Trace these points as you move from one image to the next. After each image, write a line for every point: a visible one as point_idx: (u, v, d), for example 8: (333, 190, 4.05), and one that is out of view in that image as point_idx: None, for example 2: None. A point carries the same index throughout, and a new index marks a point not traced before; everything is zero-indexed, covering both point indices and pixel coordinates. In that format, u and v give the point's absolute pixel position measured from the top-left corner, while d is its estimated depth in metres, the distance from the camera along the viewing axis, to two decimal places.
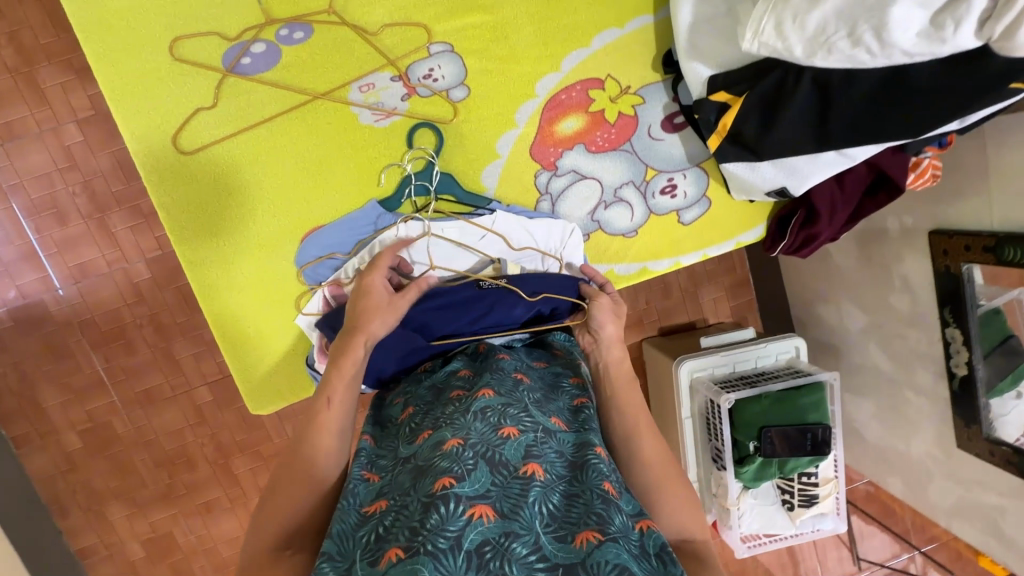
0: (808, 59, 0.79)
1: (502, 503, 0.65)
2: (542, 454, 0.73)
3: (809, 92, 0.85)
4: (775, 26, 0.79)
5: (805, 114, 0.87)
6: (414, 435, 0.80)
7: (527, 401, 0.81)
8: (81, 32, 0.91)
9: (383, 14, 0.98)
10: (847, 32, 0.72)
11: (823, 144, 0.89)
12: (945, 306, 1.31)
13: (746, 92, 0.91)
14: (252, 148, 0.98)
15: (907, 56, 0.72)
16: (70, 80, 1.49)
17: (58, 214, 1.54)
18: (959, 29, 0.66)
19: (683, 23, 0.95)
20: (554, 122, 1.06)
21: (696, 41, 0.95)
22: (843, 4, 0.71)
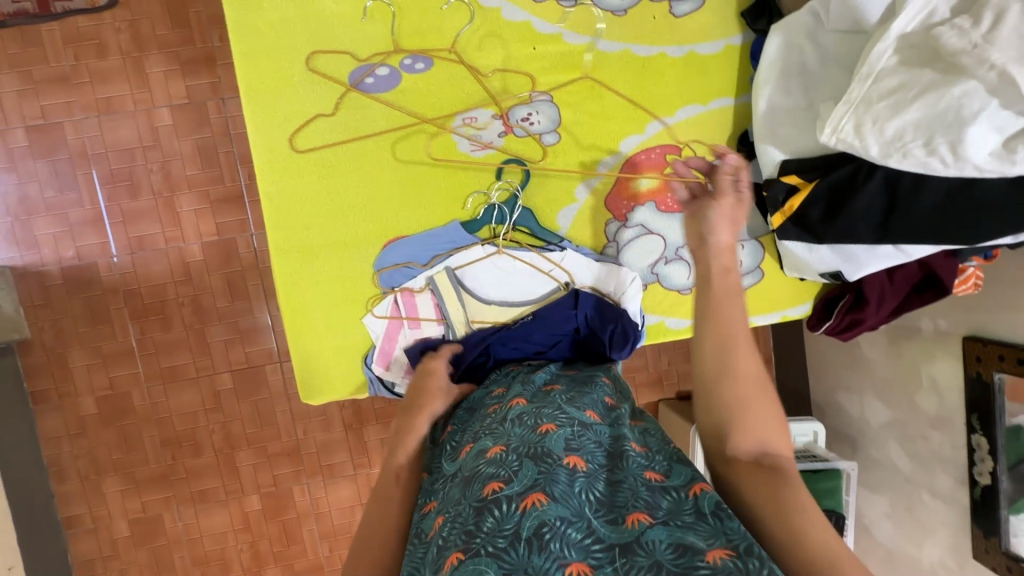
0: (881, 159, 0.86)
1: (553, 487, 0.68)
2: (582, 446, 0.75)
3: (877, 189, 0.92)
4: (856, 124, 0.87)
5: (869, 208, 0.94)
6: (456, 453, 0.84)
7: (558, 401, 0.85)
8: (234, 34, 1.02)
9: (494, 60, 1.09)
10: (923, 141, 0.81)
11: (881, 237, 0.95)
12: (973, 412, 1.35)
13: (817, 179, 0.98)
14: (356, 157, 1.08)
15: (977, 171, 0.79)
16: (174, 70, 1.62)
17: (131, 187, 1.63)
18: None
19: (765, 109, 1.05)
20: (631, 178, 1.15)
21: (774, 127, 1.04)
22: (924, 116, 0.80)
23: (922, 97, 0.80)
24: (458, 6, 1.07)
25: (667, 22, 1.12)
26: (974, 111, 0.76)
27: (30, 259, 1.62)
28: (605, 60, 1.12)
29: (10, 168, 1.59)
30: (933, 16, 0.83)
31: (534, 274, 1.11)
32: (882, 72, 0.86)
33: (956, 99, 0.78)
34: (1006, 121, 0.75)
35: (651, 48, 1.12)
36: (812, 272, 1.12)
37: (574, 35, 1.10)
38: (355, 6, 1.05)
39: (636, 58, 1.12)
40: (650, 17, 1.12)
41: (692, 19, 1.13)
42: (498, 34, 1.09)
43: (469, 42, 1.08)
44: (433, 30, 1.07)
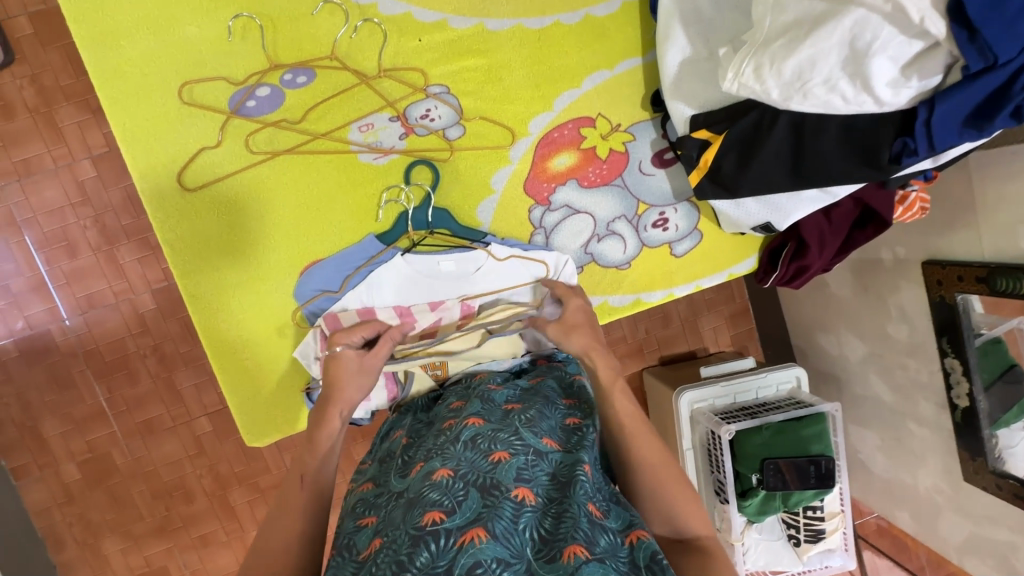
0: (784, 102, 0.81)
1: (494, 523, 0.65)
2: (534, 477, 0.72)
3: (784, 133, 0.88)
4: (754, 70, 0.82)
5: (778, 154, 0.90)
6: (405, 469, 0.81)
7: (516, 424, 0.82)
8: (97, 81, 0.96)
9: (381, 59, 1.03)
10: (822, 79, 0.75)
11: (801, 182, 0.91)
12: (942, 336, 1.31)
13: (725, 131, 0.94)
14: (253, 187, 1.02)
15: (879, 105, 0.75)
16: (86, 120, 1.55)
17: (68, 247, 1.58)
18: (924, 82, 0.71)
19: (670, 66, 0.99)
20: (547, 158, 1.09)
21: (680, 81, 0.99)
22: (818, 53, 0.74)
23: (815, 32, 0.74)
24: (330, 9, 1.01)
25: None
26: (868, 43, 0.70)
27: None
28: (498, 39, 1.06)
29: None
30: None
31: (463, 275, 1.07)
32: (777, 5, 0.79)
33: (851, 25, 0.71)
34: (899, 48, 0.70)
35: (546, 18, 1.06)
36: (745, 226, 1.07)
37: (460, 18, 1.04)
38: (219, 27, 0.98)
39: (530, 32, 1.06)
40: None
41: None
42: (379, 32, 1.02)
43: (351, 44, 1.02)
44: (307, 39, 1.01)
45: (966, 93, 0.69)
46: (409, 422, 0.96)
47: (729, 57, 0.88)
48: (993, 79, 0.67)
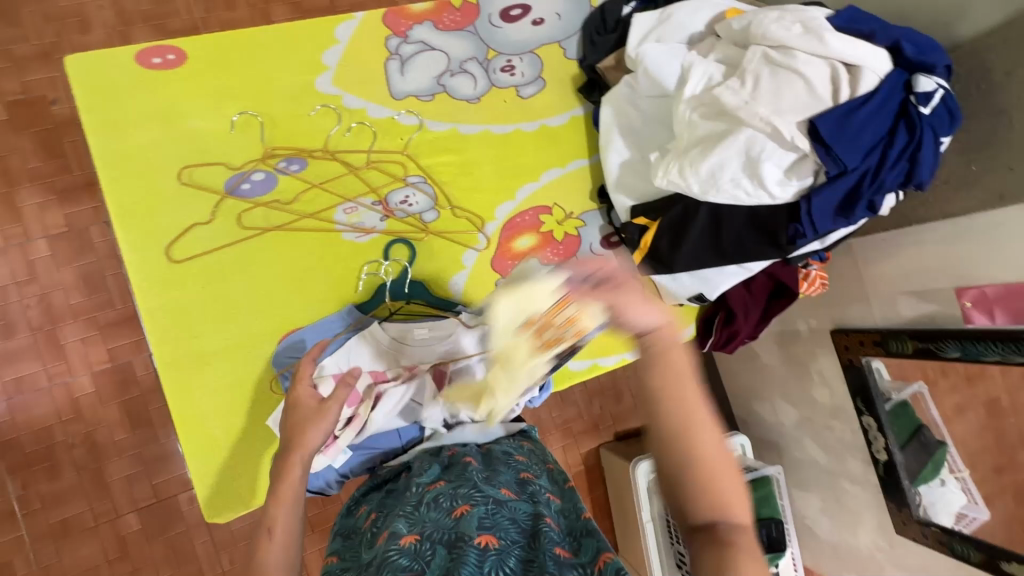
0: (703, 194, 1.00)
1: (462, 573, 0.67)
2: (495, 524, 0.75)
3: (705, 219, 1.07)
4: (678, 170, 1.02)
5: (702, 236, 1.09)
6: (374, 540, 0.81)
7: (476, 480, 0.86)
8: (101, 163, 1.04)
9: (368, 153, 1.18)
10: (729, 177, 0.96)
11: (722, 260, 1.09)
12: (857, 397, 1.48)
13: (659, 218, 1.14)
14: (237, 260, 1.09)
15: (773, 198, 0.95)
16: (49, 199, 1.55)
17: (4, 327, 1.50)
18: (801, 181, 0.93)
19: (613, 166, 1.20)
20: (511, 240, 1.25)
21: (621, 178, 1.20)
22: (725, 158, 0.95)
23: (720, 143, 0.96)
24: (325, 112, 1.17)
25: (516, 103, 1.28)
26: (759, 152, 0.93)
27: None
28: (468, 141, 1.24)
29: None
30: (712, 81, 1.00)
31: (439, 338, 1.12)
32: (690, 123, 1.01)
33: (746, 141, 0.93)
34: (782, 157, 0.92)
35: (509, 126, 1.27)
36: (681, 295, 1.22)
37: (435, 122, 1.23)
38: (223, 121, 1.11)
39: (496, 136, 1.26)
40: (502, 100, 1.27)
41: (537, 98, 1.30)
42: (368, 132, 1.19)
43: (342, 140, 1.17)
44: (302, 134, 1.15)
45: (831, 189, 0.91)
46: (370, 497, 0.96)
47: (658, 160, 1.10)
48: (848, 179, 0.90)
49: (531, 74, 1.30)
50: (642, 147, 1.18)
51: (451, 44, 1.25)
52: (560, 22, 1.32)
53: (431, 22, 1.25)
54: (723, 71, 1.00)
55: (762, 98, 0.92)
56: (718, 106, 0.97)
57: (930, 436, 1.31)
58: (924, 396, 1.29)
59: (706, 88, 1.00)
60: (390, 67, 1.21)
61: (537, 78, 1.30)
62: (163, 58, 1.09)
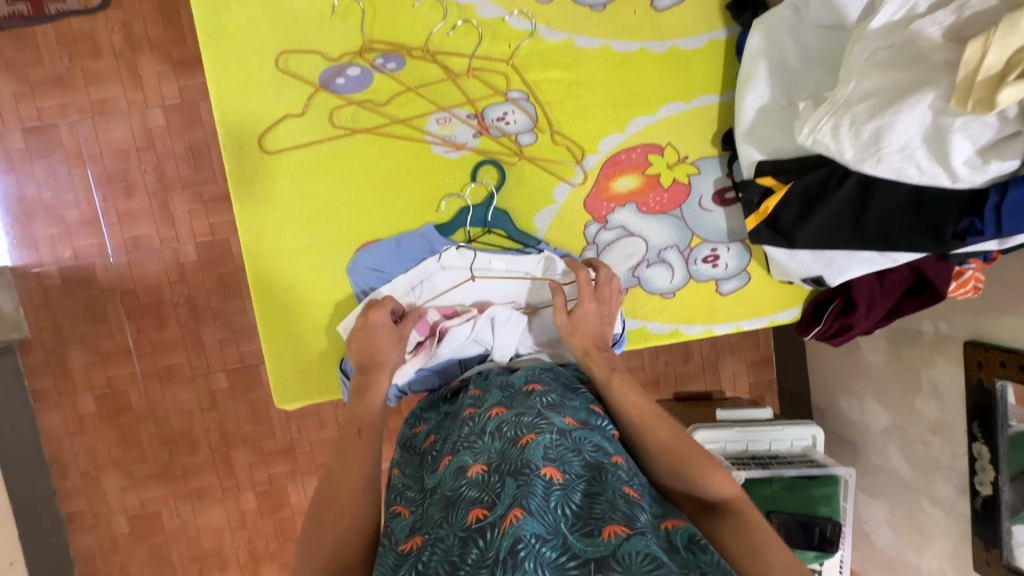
0: (858, 163, 0.81)
1: (529, 502, 0.64)
2: (561, 456, 0.71)
3: (851, 191, 0.89)
4: (832, 127, 0.83)
5: (840, 211, 0.91)
6: (436, 464, 0.80)
7: (538, 406, 0.80)
8: (204, 37, 1.01)
9: (470, 58, 1.06)
10: (899, 146, 0.76)
11: (859, 243, 0.91)
12: (973, 420, 1.29)
13: (793, 181, 0.96)
14: (325, 158, 1.06)
15: (953, 181, 0.75)
16: (166, 70, 1.59)
17: (126, 187, 1.61)
18: (1001, 166, 0.71)
19: (748, 109, 1.01)
20: (611, 178, 1.11)
21: (754, 125, 1.00)
22: (900, 121, 0.75)
23: (899, 100, 0.75)
24: (430, 5, 1.04)
25: (648, 16, 1.08)
26: (951, 120, 0.71)
27: (28, 260, 1.61)
28: (584, 57, 1.08)
29: (9, 168, 1.58)
30: (914, 11, 0.76)
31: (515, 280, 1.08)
32: (862, 69, 0.80)
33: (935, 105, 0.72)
34: (981, 133, 0.71)
35: (633, 43, 1.09)
36: (794, 276, 1.07)
37: (549, 30, 1.07)
38: (324, 4, 1.03)
39: (616, 54, 1.09)
40: (631, 10, 1.08)
41: (673, 12, 1.09)
42: (474, 33, 1.06)
43: (445, 40, 1.06)
44: (402, 27, 1.05)
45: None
46: (431, 416, 0.95)
47: (809, 110, 0.90)
48: None
49: None
50: (791, 90, 0.97)
51: None
52: None
53: None
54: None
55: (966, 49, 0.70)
56: (908, 52, 0.75)
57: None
58: None
59: (905, 19, 0.76)
60: None
61: None
62: None
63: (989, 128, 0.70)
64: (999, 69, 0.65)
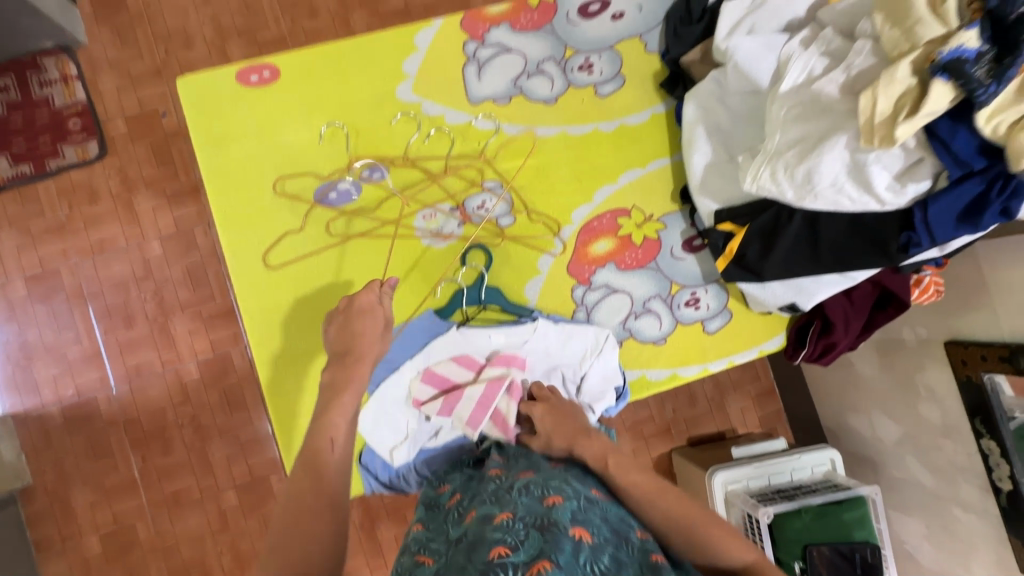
0: (800, 200, 0.92)
1: (558, 553, 0.66)
2: (588, 520, 0.74)
3: (801, 225, 1.00)
4: (771, 174, 0.94)
5: (797, 243, 1.01)
6: (461, 518, 0.82)
7: (566, 476, 0.85)
8: (207, 175, 1.13)
9: (446, 159, 1.19)
10: (831, 182, 0.87)
11: (821, 268, 1.00)
12: (975, 417, 1.33)
13: (748, 224, 1.07)
14: (326, 264, 1.15)
15: (881, 204, 0.86)
16: (161, 204, 1.71)
17: (127, 318, 1.67)
18: (917, 186, 0.82)
19: (698, 167, 1.14)
20: (588, 244, 1.21)
21: (706, 180, 1.13)
22: (825, 161, 0.86)
23: (820, 145, 0.87)
24: (405, 120, 1.19)
25: (594, 102, 1.24)
26: (866, 155, 0.84)
27: (31, 404, 1.63)
28: (545, 143, 1.22)
29: (11, 317, 1.64)
30: (812, 74, 0.91)
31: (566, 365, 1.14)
32: (782, 123, 0.93)
33: (850, 146, 0.85)
34: (893, 162, 0.82)
35: (586, 126, 1.24)
36: (770, 306, 1.15)
37: (511, 126, 1.22)
38: (311, 133, 1.16)
39: (573, 137, 1.23)
40: (579, 100, 1.24)
41: (616, 96, 1.25)
42: (446, 138, 1.20)
43: (422, 147, 1.19)
44: (382, 141, 1.18)
45: (952, 194, 0.81)
46: (455, 479, 0.97)
47: (748, 162, 1.02)
48: (973, 184, 0.79)
49: (610, 71, 1.25)
50: (730, 147, 1.10)
51: (528, 44, 1.23)
52: (641, 14, 1.27)
53: (509, 23, 1.23)
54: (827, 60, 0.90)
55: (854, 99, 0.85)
56: (813, 108, 0.89)
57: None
58: None
59: (805, 81, 0.91)
60: (468, 72, 1.21)
61: (617, 75, 1.25)
62: (260, 74, 1.15)
63: (898, 157, 0.82)
64: (889, 113, 0.78)
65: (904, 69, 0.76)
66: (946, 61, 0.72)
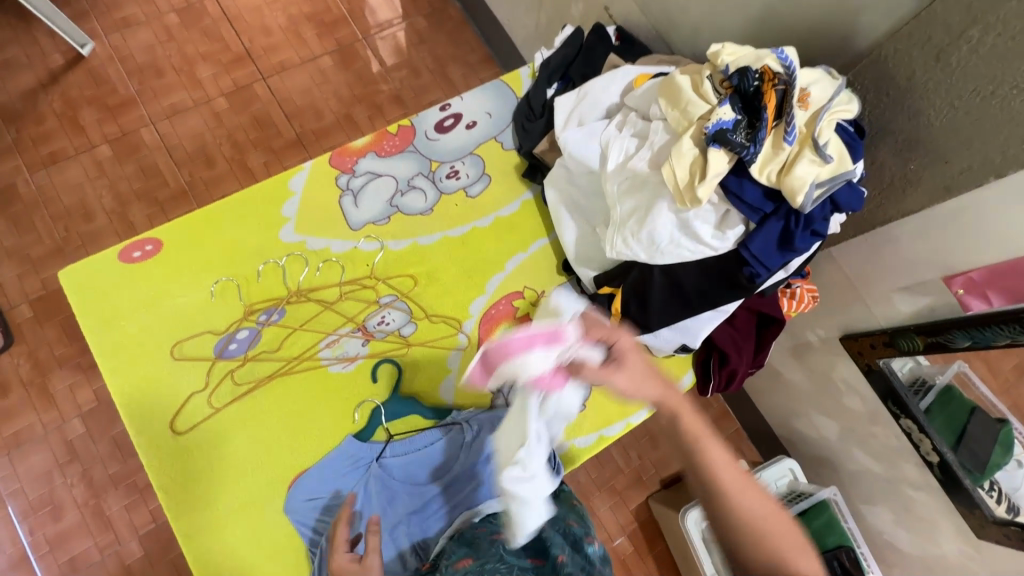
0: (651, 259, 1.02)
1: None
2: None
3: (661, 278, 1.08)
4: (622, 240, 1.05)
5: (666, 291, 1.09)
6: None
7: (500, 553, 0.94)
8: (100, 357, 1.13)
9: (340, 286, 1.25)
10: (668, 240, 0.98)
11: (692, 309, 1.08)
12: (887, 399, 1.37)
13: (621, 284, 1.16)
14: (237, 417, 1.15)
15: (714, 250, 0.97)
16: (78, 380, 1.66)
17: (55, 509, 1.56)
18: (734, 231, 0.94)
19: (569, 241, 1.24)
20: (490, 332, 1.27)
21: (580, 251, 1.23)
22: (656, 224, 0.98)
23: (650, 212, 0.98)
24: (292, 260, 1.25)
25: (467, 203, 1.35)
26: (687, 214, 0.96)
27: None
28: (429, 250, 1.31)
29: None
30: (628, 153, 1.04)
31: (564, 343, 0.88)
32: (617, 197, 1.05)
33: (671, 209, 0.97)
34: (710, 216, 0.94)
35: (465, 226, 1.34)
36: (665, 350, 1.22)
37: (395, 242, 1.30)
38: (203, 292, 1.20)
39: (454, 239, 1.32)
40: (453, 204, 1.34)
41: (485, 194, 1.37)
42: (336, 266, 1.26)
43: (314, 280, 1.24)
44: (274, 285, 1.23)
45: (765, 231, 0.92)
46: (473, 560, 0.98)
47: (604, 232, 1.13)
48: (775, 220, 0.91)
49: (475, 173, 1.37)
50: (591, 219, 1.22)
51: (396, 167, 1.35)
52: (492, 119, 1.42)
53: (374, 151, 1.35)
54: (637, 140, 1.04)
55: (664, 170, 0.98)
56: (637, 181, 1.02)
57: (988, 417, 1.16)
58: (968, 374, 1.17)
59: (625, 160, 1.04)
60: (345, 203, 1.30)
61: (482, 175, 1.38)
62: (142, 249, 1.20)
63: (711, 211, 0.94)
64: (688, 180, 0.90)
65: (688, 144, 0.90)
66: (714, 133, 0.87)
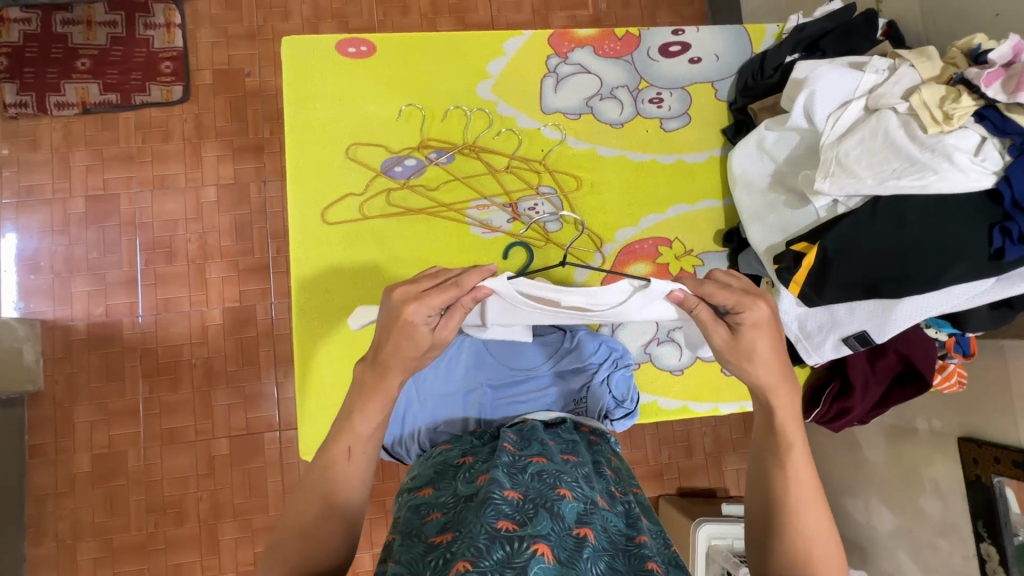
0: (878, 188, 0.99)
1: (559, 549, 0.62)
2: (592, 520, 0.69)
3: (881, 245, 0.98)
4: (843, 172, 1.03)
5: (885, 258, 0.99)
6: (473, 478, 0.78)
7: (577, 473, 0.78)
8: (289, 126, 1.21)
9: (510, 158, 1.26)
10: (901, 168, 0.97)
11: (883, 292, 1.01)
12: (977, 517, 1.18)
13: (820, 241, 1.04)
14: (373, 233, 1.20)
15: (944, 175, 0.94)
16: (226, 155, 1.74)
17: (168, 254, 1.69)
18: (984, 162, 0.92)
19: (752, 199, 1.21)
20: (626, 264, 1.27)
21: (763, 214, 1.18)
22: (870, 147, 1.01)
23: (869, 135, 1.02)
24: (479, 115, 1.26)
25: (658, 134, 1.30)
26: (904, 134, 0.98)
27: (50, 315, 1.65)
28: (603, 162, 1.28)
29: (47, 232, 1.67)
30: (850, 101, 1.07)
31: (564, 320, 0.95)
32: (835, 136, 1.07)
33: (872, 189, 1.00)
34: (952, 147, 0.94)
35: (645, 155, 1.30)
36: (833, 336, 1.13)
37: (577, 140, 1.28)
38: (393, 109, 1.24)
39: (631, 162, 1.29)
40: (644, 129, 1.30)
41: (680, 132, 1.31)
42: (514, 138, 1.27)
43: (490, 142, 1.26)
44: (454, 130, 1.26)
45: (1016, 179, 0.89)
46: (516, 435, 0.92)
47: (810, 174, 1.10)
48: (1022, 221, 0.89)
49: (678, 109, 1.32)
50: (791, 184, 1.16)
51: (607, 70, 1.31)
52: (716, 64, 1.33)
53: (593, 48, 1.31)
54: (839, 129, 1.07)
55: (876, 154, 1.00)
56: (877, 123, 1.01)
57: None
58: None
59: (867, 107, 1.06)
60: (546, 84, 1.29)
61: (683, 113, 1.32)
62: (357, 48, 1.24)
63: (927, 188, 0.95)
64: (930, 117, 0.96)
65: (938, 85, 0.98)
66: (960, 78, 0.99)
